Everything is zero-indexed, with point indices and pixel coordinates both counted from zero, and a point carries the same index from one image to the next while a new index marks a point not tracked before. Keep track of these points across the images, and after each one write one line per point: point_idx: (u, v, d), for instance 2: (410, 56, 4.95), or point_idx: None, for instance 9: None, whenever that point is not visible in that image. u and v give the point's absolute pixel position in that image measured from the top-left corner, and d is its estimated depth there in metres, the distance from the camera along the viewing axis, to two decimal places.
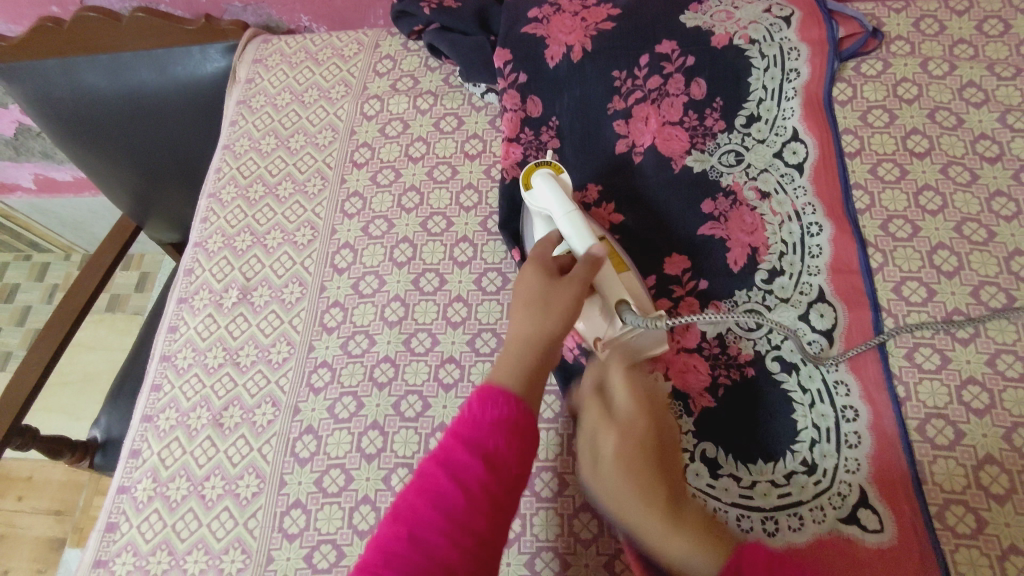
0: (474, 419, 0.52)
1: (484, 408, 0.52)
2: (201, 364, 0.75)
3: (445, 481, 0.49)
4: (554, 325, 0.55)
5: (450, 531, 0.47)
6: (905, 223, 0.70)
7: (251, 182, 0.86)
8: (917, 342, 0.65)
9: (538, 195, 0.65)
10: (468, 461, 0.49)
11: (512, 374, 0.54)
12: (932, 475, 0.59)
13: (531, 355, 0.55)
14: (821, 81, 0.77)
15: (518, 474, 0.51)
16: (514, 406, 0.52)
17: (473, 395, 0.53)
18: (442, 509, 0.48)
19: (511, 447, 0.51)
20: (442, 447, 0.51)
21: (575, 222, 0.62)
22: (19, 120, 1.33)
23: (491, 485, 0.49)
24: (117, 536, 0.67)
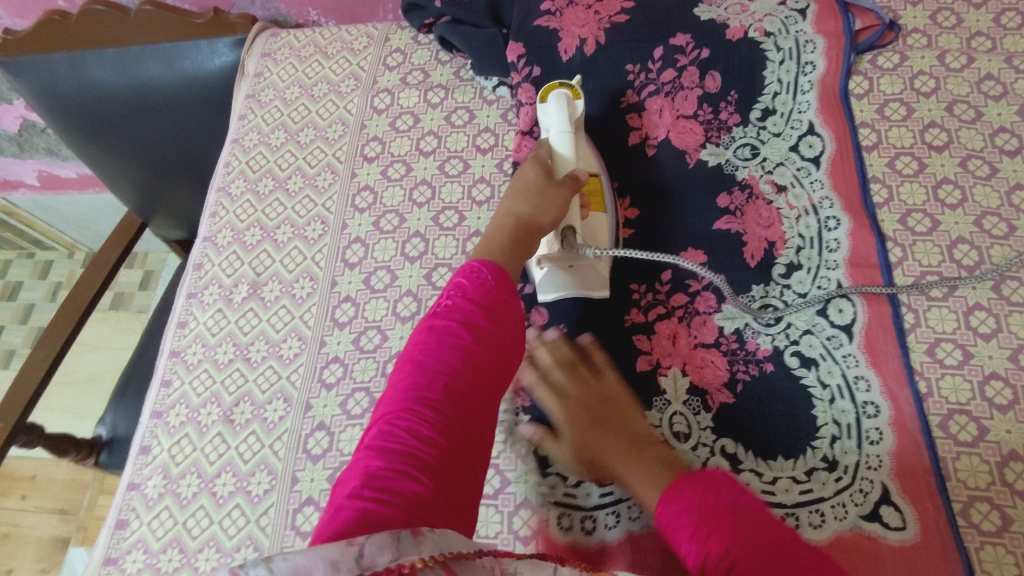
0: (471, 286, 0.51)
1: (483, 278, 0.51)
2: (212, 360, 0.74)
3: (452, 333, 0.48)
4: (541, 209, 0.60)
5: (451, 376, 0.46)
6: (924, 217, 0.69)
7: (260, 176, 0.85)
8: (938, 338, 0.64)
9: (549, 111, 0.68)
10: (468, 318, 0.49)
11: (497, 246, 0.57)
12: (955, 472, 0.58)
13: (516, 227, 0.58)
14: (838, 74, 0.76)
15: (515, 330, 0.51)
16: (504, 279, 0.52)
17: (469, 263, 0.52)
18: (442, 357, 0.47)
19: (507, 317, 0.51)
20: (442, 305, 0.50)
21: (565, 137, 0.66)
22: (25, 117, 1.32)
23: (492, 335, 0.49)
24: (127, 533, 0.67)
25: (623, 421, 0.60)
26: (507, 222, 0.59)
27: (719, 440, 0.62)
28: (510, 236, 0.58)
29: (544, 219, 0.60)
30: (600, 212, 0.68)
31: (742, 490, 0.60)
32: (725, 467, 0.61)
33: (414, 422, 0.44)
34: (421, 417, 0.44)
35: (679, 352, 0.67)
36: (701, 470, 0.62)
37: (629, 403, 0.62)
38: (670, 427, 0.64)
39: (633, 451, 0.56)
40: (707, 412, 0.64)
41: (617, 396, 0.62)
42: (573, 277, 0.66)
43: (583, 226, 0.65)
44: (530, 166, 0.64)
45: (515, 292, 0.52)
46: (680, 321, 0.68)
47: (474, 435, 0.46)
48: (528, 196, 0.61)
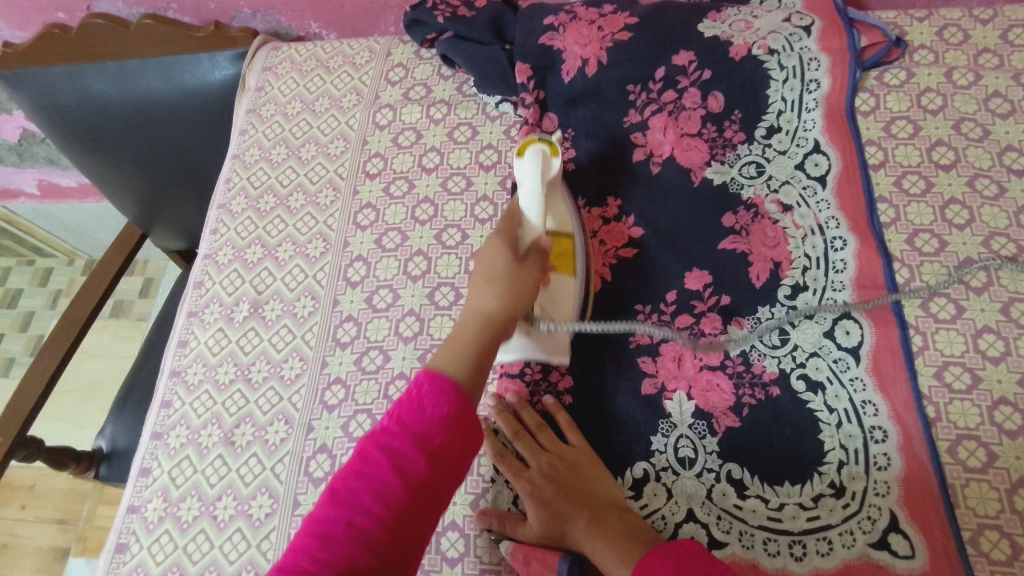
0: (416, 405, 0.52)
1: (431, 397, 0.52)
2: (212, 380, 0.73)
3: (382, 466, 0.50)
4: (513, 308, 0.57)
5: (380, 523, 0.48)
6: (931, 237, 0.69)
7: (262, 193, 0.84)
8: (946, 361, 0.63)
9: (524, 171, 0.63)
10: (403, 450, 0.50)
11: (460, 360, 0.55)
12: (964, 499, 0.58)
13: (482, 333, 0.56)
14: (844, 91, 0.75)
15: (452, 483, 0.52)
16: (453, 398, 0.53)
17: (420, 375, 0.54)
18: (372, 487, 0.49)
19: (452, 441, 0.52)
20: (384, 426, 0.52)
21: (535, 200, 0.61)
22: (24, 126, 1.31)
23: (422, 479, 0.50)
24: (127, 557, 0.66)
25: (591, 485, 0.61)
26: (478, 332, 0.56)
27: (725, 465, 0.62)
28: (476, 343, 0.56)
29: (514, 317, 0.57)
30: (569, 275, 0.66)
31: (748, 516, 0.60)
32: (731, 493, 0.61)
33: (331, 549, 0.47)
34: (342, 552, 0.47)
35: (684, 374, 0.66)
36: (707, 496, 0.61)
37: (594, 462, 0.62)
38: (675, 452, 0.63)
39: (598, 524, 0.58)
40: (713, 437, 0.63)
41: (582, 460, 0.62)
42: (529, 345, 0.65)
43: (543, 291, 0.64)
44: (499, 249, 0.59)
45: (468, 412, 0.53)
46: (685, 342, 0.67)
47: (403, 542, 0.49)
48: (501, 287, 0.57)
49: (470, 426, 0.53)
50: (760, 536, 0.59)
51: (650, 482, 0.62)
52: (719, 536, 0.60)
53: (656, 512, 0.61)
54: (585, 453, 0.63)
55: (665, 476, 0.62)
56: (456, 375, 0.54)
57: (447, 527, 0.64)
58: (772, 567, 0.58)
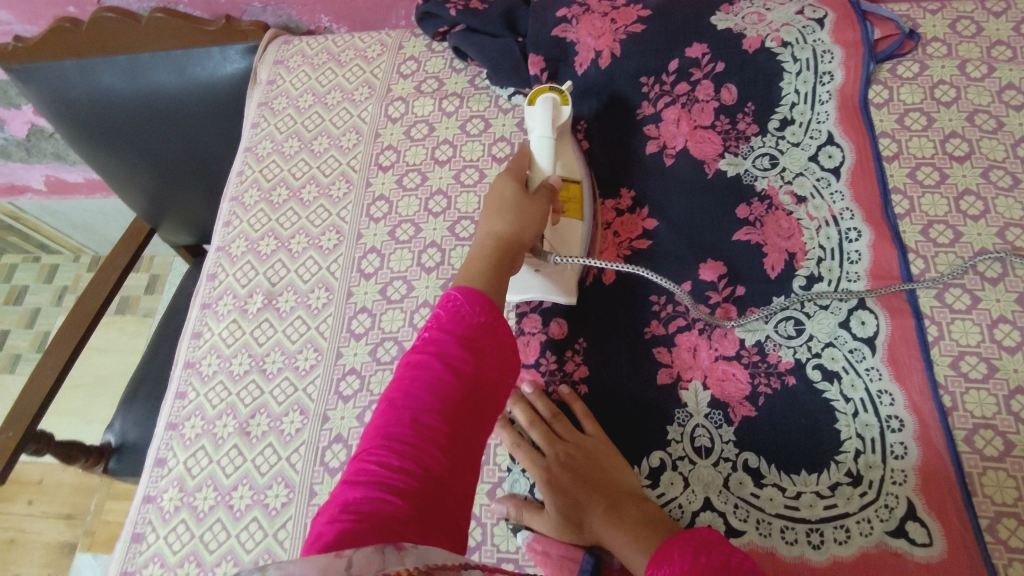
0: (455, 314, 0.52)
1: (467, 305, 0.52)
2: (227, 371, 0.73)
3: (433, 367, 0.49)
4: (525, 230, 0.58)
5: (438, 416, 0.47)
6: (946, 228, 0.69)
7: (274, 186, 0.84)
8: (962, 351, 0.63)
9: (534, 117, 0.67)
10: (451, 350, 0.50)
11: (474, 280, 0.55)
12: (981, 487, 0.58)
13: (495, 254, 0.57)
14: (857, 83, 0.75)
15: (499, 375, 0.52)
16: (486, 305, 0.53)
17: (451, 291, 0.53)
18: (426, 390, 0.48)
19: (492, 343, 0.52)
20: (425, 340, 0.52)
21: (545, 142, 0.65)
22: (33, 122, 1.31)
23: (472, 369, 0.50)
24: (143, 546, 0.66)
25: (608, 473, 0.60)
26: (489, 253, 0.57)
27: (741, 454, 0.62)
28: (492, 261, 0.57)
29: (526, 241, 0.58)
30: (577, 220, 0.69)
31: (765, 505, 0.60)
32: (748, 482, 0.61)
33: (396, 451, 0.45)
34: (406, 451, 0.45)
35: (700, 364, 0.66)
36: (723, 485, 0.61)
37: (610, 449, 0.62)
38: (691, 442, 0.63)
39: (614, 512, 0.57)
40: (729, 426, 0.63)
41: (599, 449, 0.62)
42: (540, 281, 0.68)
43: (553, 231, 0.67)
44: (504, 181, 0.61)
45: (502, 320, 0.53)
46: (701, 333, 0.67)
47: (464, 441, 0.48)
48: (512, 216, 0.58)
49: (506, 332, 0.53)
50: (777, 525, 0.59)
51: (667, 471, 0.62)
52: (736, 524, 0.60)
53: (673, 502, 0.61)
54: (602, 442, 0.62)
55: (682, 465, 0.62)
56: (486, 289, 0.54)
57: None
58: (790, 555, 0.58)
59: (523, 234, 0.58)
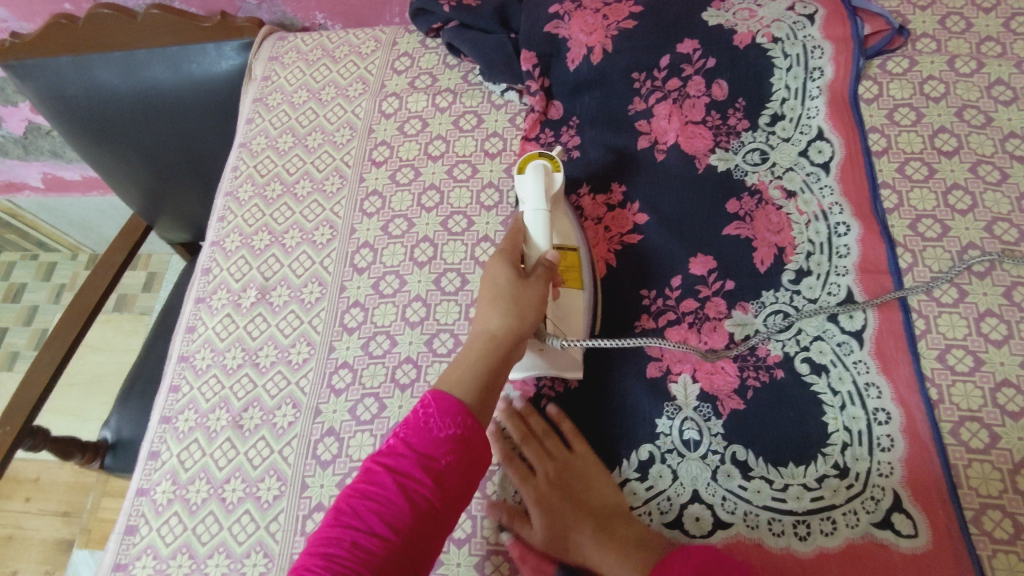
0: (423, 425, 0.52)
1: (437, 418, 0.52)
2: (220, 365, 0.74)
3: (388, 486, 0.49)
4: (521, 324, 0.56)
5: (384, 540, 0.47)
6: (934, 222, 0.69)
7: (268, 181, 0.85)
8: (949, 344, 0.63)
9: (525, 188, 0.63)
10: (410, 468, 0.49)
11: (466, 379, 0.54)
12: (967, 479, 0.58)
13: (488, 353, 0.55)
14: (847, 79, 0.76)
15: (457, 499, 0.51)
16: (460, 418, 0.52)
17: (428, 396, 0.53)
18: (379, 508, 0.48)
19: (457, 465, 0.51)
20: (388, 449, 0.51)
21: (541, 217, 0.61)
22: (30, 119, 1.32)
23: (429, 491, 0.49)
24: (136, 539, 0.67)
25: (597, 493, 0.61)
26: (490, 356, 0.55)
27: (729, 447, 0.62)
28: (486, 364, 0.54)
29: (522, 337, 0.56)
30: (577, 290, 0.66)
31: (752, 497, 0.60)
32: (736, 474, 0.61)
33: (334, 570, 0.45)
34: (345, 567, 0.45)
35: (689, 358, 0.66)
36: (711, 478, 0.61)
37: (599, 470, 0.62)
38: (680, 435, 0.63)
39: (605, 532, 0.58)
40: (718, 419, 0.63)
41: (590, 469, 0.62)
42: (544, 359, 0.64)
43: (554, 308, 0.64)
44: (499, 267, 0.58)
45: (477, 433, 0.52)
46: (690, 327, 0.68)
47: (409, 568, 0.47)
48: (508, 311, 0.56)
49: (478, 447, 0.52)
50: (765, 516, 0.59)
51: (655, 465, 0.63)
52: (723, 517, 0.60)
53: (661, 494, 0.62)
54: (592, 462, 0.63)
55: (670, 457, 0.63)
56: (465, 396, 0.53)
57: None
58: (777, 547, 0.58)
59: (521, 330, 0.56)
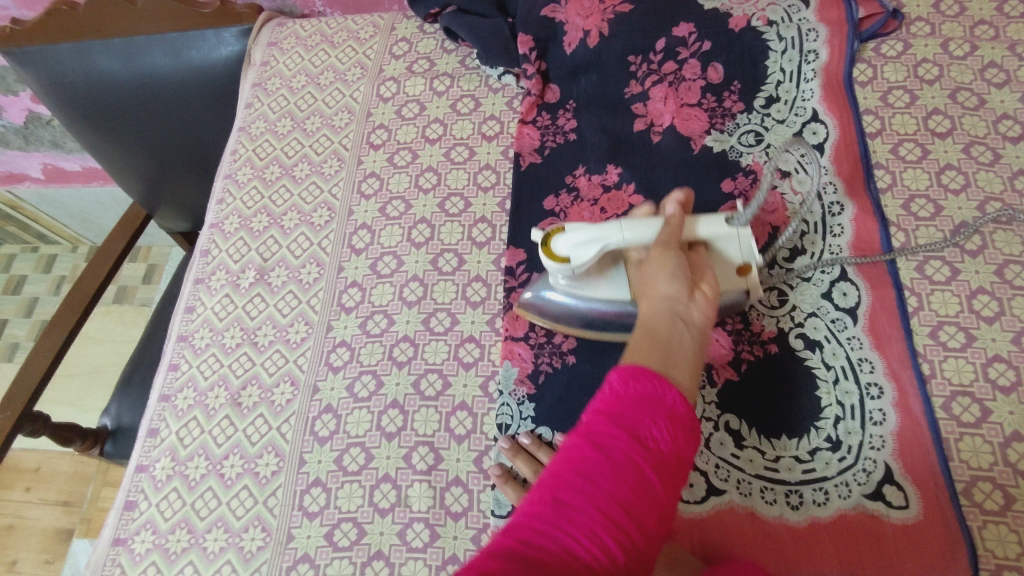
0: (621, 403, 0.44)
1: (630, 390, 0.44)
2: (219, 344, 0.74)
3: (595, 451, 0.41)
4: (660, 281, 0.52)
5: (612, 502, 0.39)
6: (927, 202, 0.70)
7: (267, 164, 0.85)
8: (941, 321, 0.64)
9: (585, 250, 0.59)
10: (617, 438, 0.42)
11: (648, 348, 0.47)
12: (958, 452, 0.59)
13: (658, 318, 0.50)
14: (842, 61, 0.76)
15: (679, 464, 0.43)
16: (661, 389, 0.44)
17: (610, 375, 0.45)
18: (595, 473, 0.40)
19: (672, 439, 0.42)
20: (586, 424, 0.43)
21: (635, 226, 0.58)
22: (31, 108, 1.32)
23: (653, 452, 0.42)
24: (135, 514, 0.67)
25: None
26: (667, 302, 0.51)
27: (723, 416, 0.63)
28: (660, 324, 0.49)
29: (675, 284, 0.51)
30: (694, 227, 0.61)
31: (745, 465, 0.61)
32: (728, 443, 0.62)
33: (549, 535, 0.38)
34: (563, 528, 0.38)
35: None
36: (705, 446, 0.62)
37: None
38: None
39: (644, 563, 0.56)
40: (712, 387, 0.64)
41: None
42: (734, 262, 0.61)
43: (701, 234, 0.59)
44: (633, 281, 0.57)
45: (679, 402, 0.44)
46: None
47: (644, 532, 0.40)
48: (658, 277, 0.52)
49: (684, 423, 0.44)
50: (757, 485, 0.60)
51: None
52: (717, 483, 0.61)
53: None
54: None
55: None
56: (648, 361, 0.46)
57: (451, 484, 0.63)
58: (768, 514, 0.59)
59: (662, 277, 0.52)
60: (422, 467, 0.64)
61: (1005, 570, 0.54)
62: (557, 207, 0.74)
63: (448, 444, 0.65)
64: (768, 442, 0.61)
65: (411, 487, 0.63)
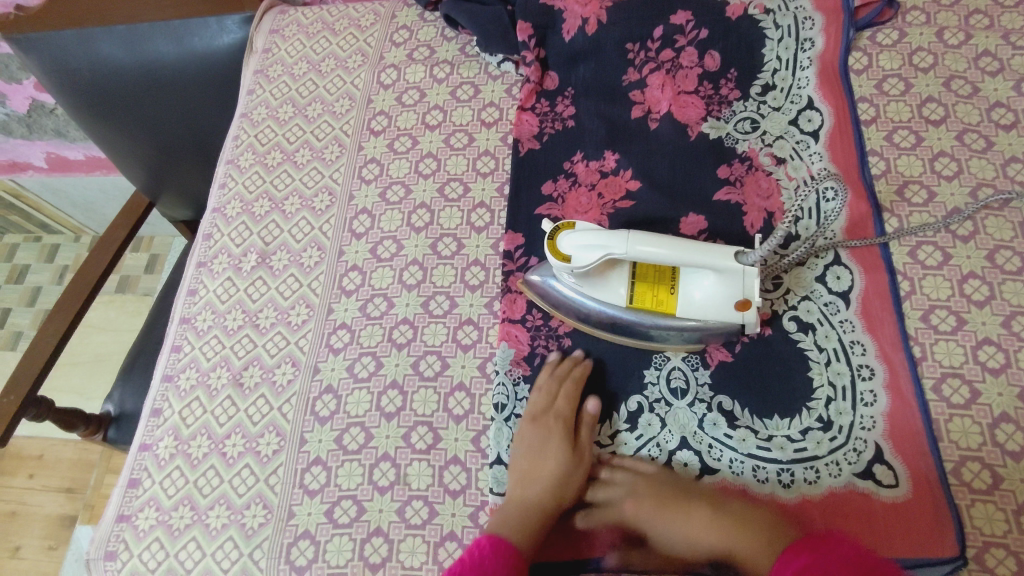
0: (477, 565, 0.54)
1: (489, 557, 0.54)
2: (221, 326, 0.75)
3: None
4: (546, 447, 0.62)
5: None
6: (920, 188, 0.71)
7: (269, 149, 0.86)
8: (932, 305, 0.65)
9: (585, 253, 0.60)
10: None
11: (513, 518, 0.58)
12: (947, 433, 0.60)
13: (528, 506, 0.59)
14: (837, 50, 0.77)
15: None
16: (514, 557, 0.55)
17: (480, 537, 0.56)
18: None
19: None
20: None
21: (639, 242, 0.58)
22: (34, 97, 1.33)
23: None
24: (139, 491, 0.68)
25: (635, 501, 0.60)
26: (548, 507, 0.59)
27: (716, 396, 0.64)
28: (536, 517, 0.59)
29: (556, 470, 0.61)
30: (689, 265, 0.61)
31: (737, 445, 0.62)
32: (721, 423, 0.63)
33: None
34: None
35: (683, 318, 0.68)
36: (698, 426, 0.63)
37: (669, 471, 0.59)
38: (667, 384, 0.65)
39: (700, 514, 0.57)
40: (705, 369, 0.65)
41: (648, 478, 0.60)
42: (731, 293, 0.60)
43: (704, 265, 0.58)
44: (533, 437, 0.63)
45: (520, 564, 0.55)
46: None
47: None
48: (531, 457, 0.62)
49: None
50: (749, 463, 0.61)
51: (645, 414, 0.65)
52: (710, 462, 0.62)
53: (651, 441, 0.64)
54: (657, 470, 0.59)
55: (659, 407, 0.64)
56: (513, 523, 0.57)
57: (449, 462, 0.65)
58: (761, 492, 0.60)
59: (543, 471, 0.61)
60: (420, 446, 0.65)
61: (993, 547, 0.56)
62: (554, 192, 0.75)
63: (447, 424, 0.66)
64: (760, 422, 0.63)
65: (410, 466, 0.65)
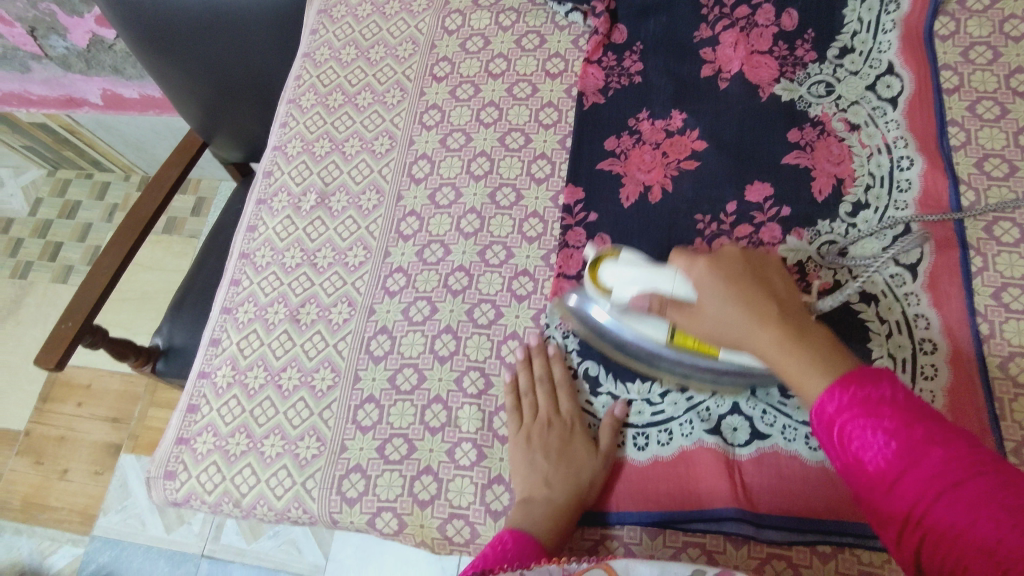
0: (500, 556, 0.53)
1: (515, 550, 0.53)
2: (280, 263, 0.76)
3: None
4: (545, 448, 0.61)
5: None
6: (1001, 161, 0.68)
7: (330, 91, 0.86)
8: (1005, 282, 0.63)
9: (624, 283, 0.59)
10: None
11: (535, 513, 0.57)
12: (1012, 412, 0.59)
13: (551, 504, 0.58)
14: (923, 15, 0.74)
15: None
16: (538, 550, 0.54)
17: (503, 532, 0.55)
18: None
19: None
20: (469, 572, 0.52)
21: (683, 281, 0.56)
22: (94, 31, 1.35)
23: None
24: (198, 417, 0.70)
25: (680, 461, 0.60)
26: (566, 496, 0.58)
27: None
28: (556, 508, 0.57)
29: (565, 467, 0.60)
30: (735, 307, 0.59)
31: (792, 412, 0.61)
32: (776, 391, 0.62)
33: None
34: None
35: None
36: (752, 393, 0.63)
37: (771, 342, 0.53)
38: None
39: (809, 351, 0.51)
40: None
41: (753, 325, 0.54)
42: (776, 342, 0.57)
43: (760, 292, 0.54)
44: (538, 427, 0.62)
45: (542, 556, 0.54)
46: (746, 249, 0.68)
47: None
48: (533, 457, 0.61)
49: None
50: (803, 431, 0.60)
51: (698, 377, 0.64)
52: (762, 428, 0.61)
53: (701, 404, 0.63)
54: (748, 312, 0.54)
55: None
56: (536, 518, 0.56)
57: (500, 408, 0.65)
58: (813, 460, 0.59)
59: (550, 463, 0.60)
60: (472, 391, 0.66)
61: None
62: (617, 148, 0.74)
63: (499, 371, 0.67)
64: None
65: (461, 409, 0.66)
